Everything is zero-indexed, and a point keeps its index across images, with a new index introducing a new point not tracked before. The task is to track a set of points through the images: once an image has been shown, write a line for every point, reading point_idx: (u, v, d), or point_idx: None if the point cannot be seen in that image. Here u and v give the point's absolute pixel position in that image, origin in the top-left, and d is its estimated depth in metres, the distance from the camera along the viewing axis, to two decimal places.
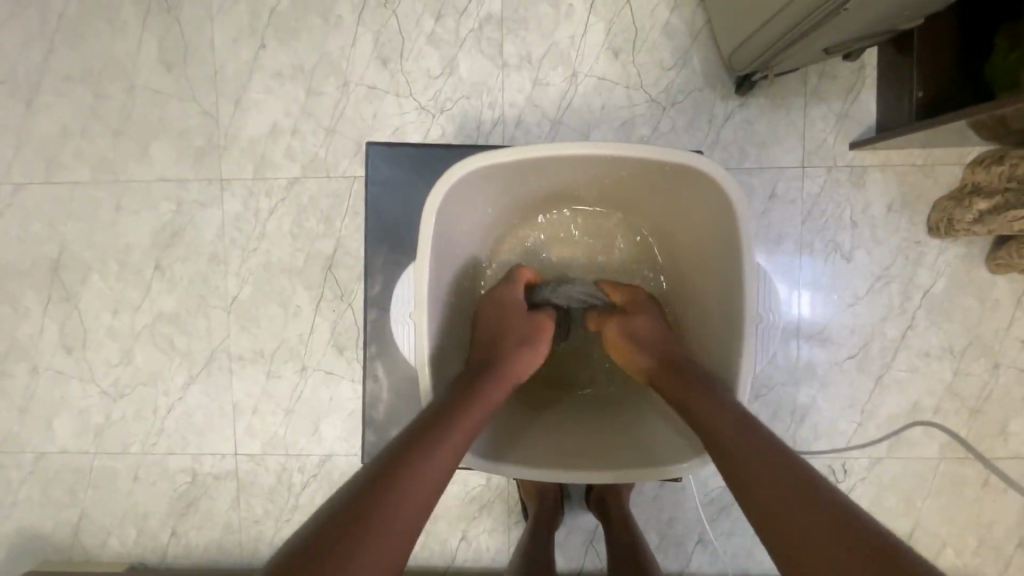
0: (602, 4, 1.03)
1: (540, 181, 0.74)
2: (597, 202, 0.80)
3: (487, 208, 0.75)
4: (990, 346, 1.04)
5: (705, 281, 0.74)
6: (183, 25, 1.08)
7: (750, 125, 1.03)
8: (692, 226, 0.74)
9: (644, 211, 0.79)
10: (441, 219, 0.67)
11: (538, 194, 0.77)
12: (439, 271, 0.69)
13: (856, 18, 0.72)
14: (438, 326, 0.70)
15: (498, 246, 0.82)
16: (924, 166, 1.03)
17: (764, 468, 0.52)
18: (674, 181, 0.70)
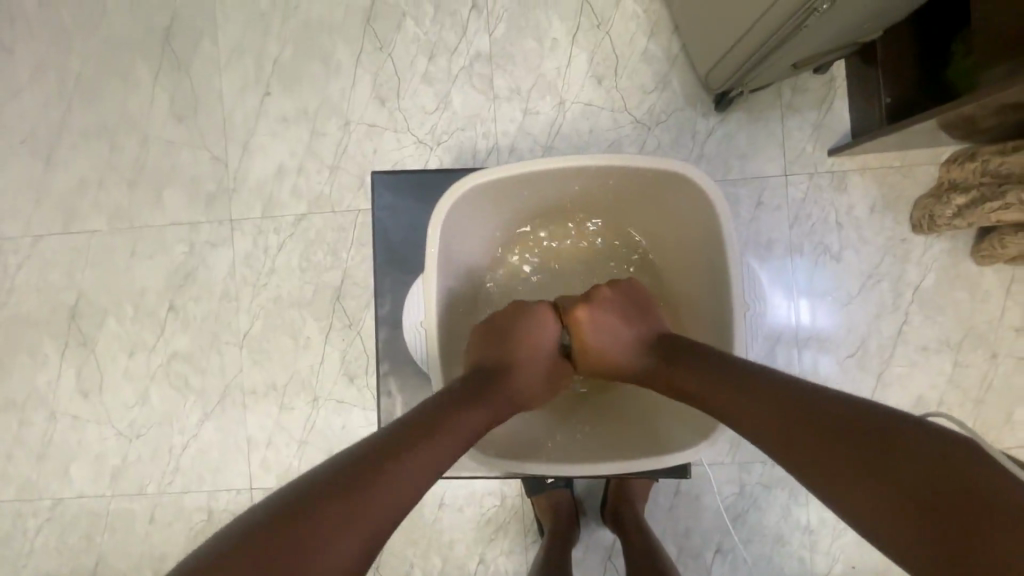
0: (584, 37, 1.10)
1: (536, 192, 0.77)
2: (591, 210, 0.84)
3: (484, 222, 0.79)
4: (986, 336, 1.06)
5: (697, 280, 0.77)
6: (193, 79, 1.16)
7: (731, 139, 1.08)
8: (681, 227, 0.77)
9: (636, 217, 0.83)
10: (446, 233, 0.71)
11: (532, 205, 0.81)
12: (447, 285, 0.73)
13: (818, 33, 0.78)
14: (445, 334, 0.73)
15: (500, 259, 0.85)
16: (902, 167, 1.08)
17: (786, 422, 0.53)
18: (660, 186, 0.74)
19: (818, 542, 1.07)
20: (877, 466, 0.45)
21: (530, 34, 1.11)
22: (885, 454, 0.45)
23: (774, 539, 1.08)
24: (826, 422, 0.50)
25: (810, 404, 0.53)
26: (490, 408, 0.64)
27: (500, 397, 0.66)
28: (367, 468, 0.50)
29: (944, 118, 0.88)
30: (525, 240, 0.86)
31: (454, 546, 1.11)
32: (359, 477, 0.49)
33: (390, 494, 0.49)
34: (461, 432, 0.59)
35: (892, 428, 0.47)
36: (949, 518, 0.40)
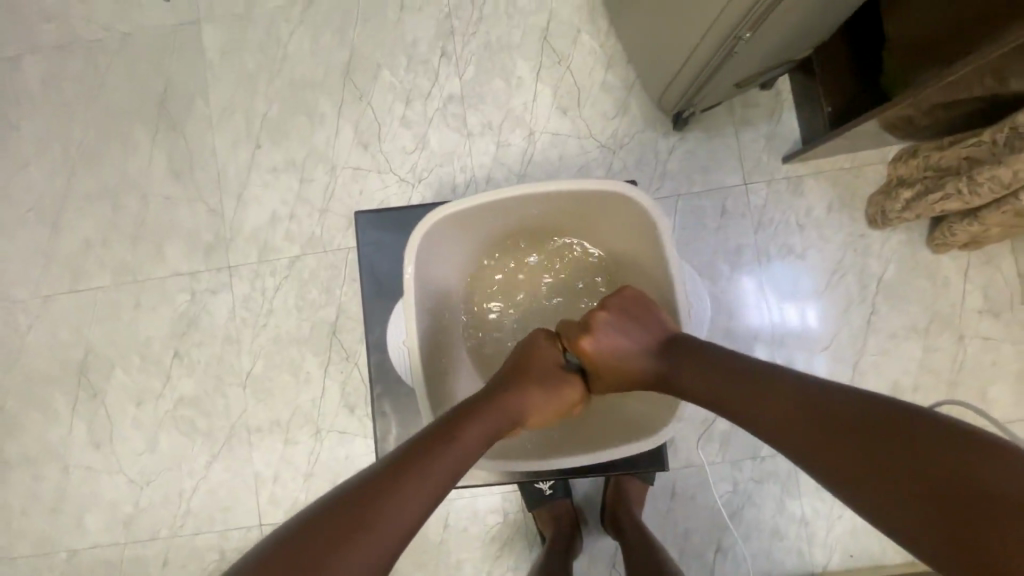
0: (547, 73, 1.19)
1: (502, 218, 0.84)
2: (557, 232, 0.90)
3: (455, 249, 0.85)
4: (951, 320, 1.12)
5: (658, 286, 0.81)
6: (188, 139, 1.24)
7: (692, 155, 1.16)
8: (637, 241, 0.82)
9: (599, 236, 0.88)
10: (420, 260, 0.77)
11: (499, 231, 0.87)
12: (425, 309, 0.79)
13: (751, 56, 0.86)
14: (428, 356, 0.78)
15: (476, 284, 0.91)
16: (853, 168, 1.15)
17: (794, 417, 0.55)
18: (612, 207, 0.80)
19: (815, 534, 1.10)
20: (880, 461, 0.46)
21: (498, 74, 1.20)
22: (888, 448, 0.46)
23: (771, 534, 1.11)
24: (837, 419, 0.51)
25: (812, 401, 0.55)
26: (486, 420, 0.66)
27: (494, 411, 0.68)
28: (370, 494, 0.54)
29: (882, 118, 0.96)
30: (499, 265, 0.91)
31: (462, 567, 1.14)
32: (359, 514, 0.52)
33: (389, 524, 0.52)
34: (456, 455, 0.61)
35: (891, 420, 0.48)
36: (953, 513, 0.41)
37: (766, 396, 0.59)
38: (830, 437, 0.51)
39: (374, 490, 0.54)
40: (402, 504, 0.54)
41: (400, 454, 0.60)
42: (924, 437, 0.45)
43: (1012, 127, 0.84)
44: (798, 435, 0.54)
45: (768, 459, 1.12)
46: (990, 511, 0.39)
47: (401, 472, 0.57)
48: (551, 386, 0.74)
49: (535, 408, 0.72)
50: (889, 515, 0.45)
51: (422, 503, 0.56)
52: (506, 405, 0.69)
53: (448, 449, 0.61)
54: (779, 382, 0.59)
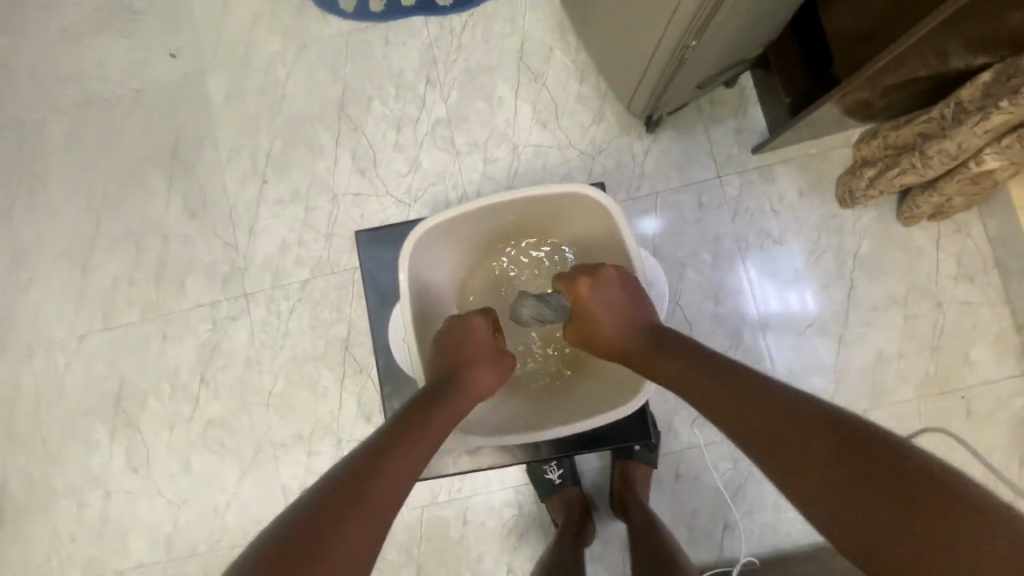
0: (525, 90, 1.28)
1: (475, 227, 0.90)
2: (530, 233, 0.96)
3: (446, 254, 0.92)
4: (928, 288, 1.17)
5: (623, 272, 0.87)
6: (201, 180, 1.34)
7: (666, 154, 1.24)
8: (604, 233, 0.88)
9: (567, 232, 0.94)
10: (413, 265, 0.84)
11: (485, 235, 0.94)
12: (420, 309, 0.86)
13: (704, 59, 0.94)
14: (426, 354, 0.85)
15: (462, 290, 0.97)
16: (820, 154, 1.22)
17: (760, 419, 0.56)
18: (583, 207, 0.86)
19: None
20: (849, 476, 0.48)
21: (480, 95, 1.29)
22: (858, 464, 0.48)
23: (774, 507, 1.15)
24: (807, 425, 0.53)
25: (809, 419, 0.53)
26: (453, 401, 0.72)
27: (459, 393, 0.73)
28: (362, 473, 0.57)
29: (837, 102, 1.02)
30: (481, 270, 0.98)
31: (482, 560, 1.20)
32: (354, 492, 0.55)
33: (381, 495, 0.56)
34: (431, 432, 0.67)
35: (861, 438, 0.49)
36: (915, 532, 0.43)
37: (757, 409, 0.57)
38: (822, 463, 0.50)
39: (365, 469, 0.58)
40: (389, 477, 0.58)
41: (382, 436, 0.64)
42: (934, 484, 0.44)
43: (956, 101, 0.91)
44: (785, 455, 0.53)
45: None
46: (952, 535, 0.41)
47: (387, 454, 0.61)
48: (490, 359, 0.80)
49: (486, 386, 0.78)
50: (851, 527, 0.46)
51: (405, 474, 0.60)
52: (468, 386, 0.75)
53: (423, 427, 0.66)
54: (759, 388, 0.59)
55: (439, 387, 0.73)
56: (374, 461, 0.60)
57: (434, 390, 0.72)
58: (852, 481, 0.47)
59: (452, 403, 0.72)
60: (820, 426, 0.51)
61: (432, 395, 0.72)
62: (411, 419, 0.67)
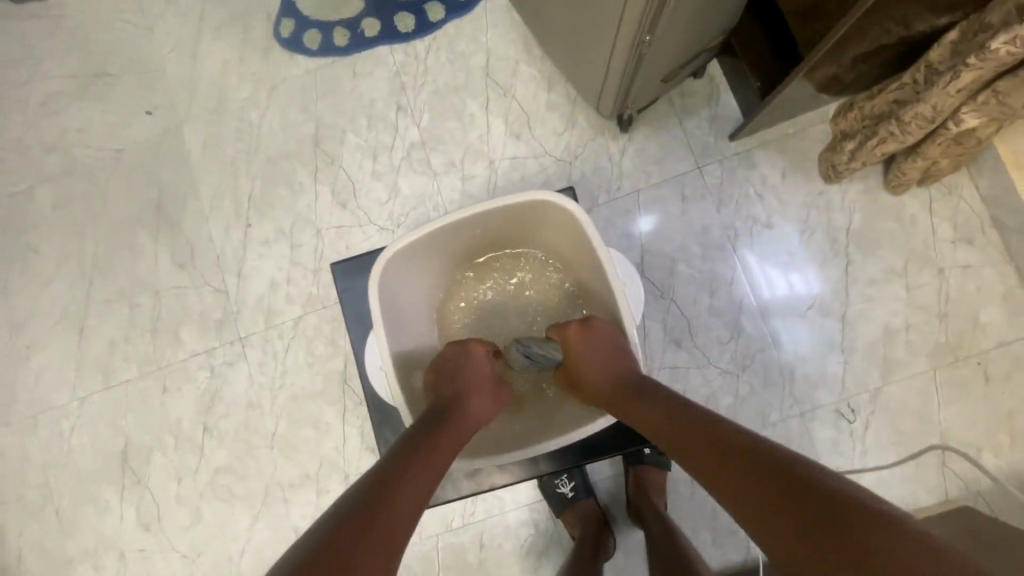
0: (495, 105, 1.28)
1: (446, 245, 0.89)
2: (503, 245, 0.95)
3: (418, 275, 0.90)
4: (927, 255, 1.14)
5: (597, 277, 0.86)
6: (186, 230, 1.35)
7: (643, 151, 1.23)
8: (574, 242, 0.87)
9: (540, 240, 0.92)
10: (385, 285, 0.83)
11: (457, 253, 0.93)
12: (396, 331, 0.84)
13: (663, 53, 0.93)
14: (403, 377, 0.83)
15: (443, 311, 0.95)
16: (798, 132, 1.20)
17: (717, 457, 0.57)
18: (551, 217, 0.86)
19: None
20: (786, 513, 0.48)
21: (451, 115, 1.29)
22: (797, 503, 0.48)
23: None
24: (759, 464, 0.53)
25: (758, 460, 0.53)
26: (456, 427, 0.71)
27: (461, 418, 0.73)
28: (375, 494, 0.55)
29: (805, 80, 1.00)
30: (459, 288, 0.96)
31: None
32: (367, 512, 0.53)
33: (403, 507, 0.56)
34: (444, 448, 0.67)
35: (805, 479, 0.49)
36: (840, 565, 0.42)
37: (718, 447, 0.58)
38: (764, 501, 0.50)
39: (377, 492, 0.56)
40: (408, 488, 0.58)
41: (388, 459, 0.62)
42: (867, 524, 0.43)
43: (926, 64, 0.90)
44: (733, 493, 0.53)
45: (779, 424, 1.13)
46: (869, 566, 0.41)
47: (395, 477, 0.59)
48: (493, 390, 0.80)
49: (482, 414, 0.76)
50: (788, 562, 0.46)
51: (424, 489, 0.60)
52: (469, 411, 0.75)
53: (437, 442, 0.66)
54: (719, 429, 0.60)
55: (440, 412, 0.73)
56: (385, 482, 0.58)
57: (436, 416, 0.72)
58: (794, 523, 0.47)
59: (456, 428, 0.71)
60: (771, 465, 0.52)
61: (435, 421, 0.71)
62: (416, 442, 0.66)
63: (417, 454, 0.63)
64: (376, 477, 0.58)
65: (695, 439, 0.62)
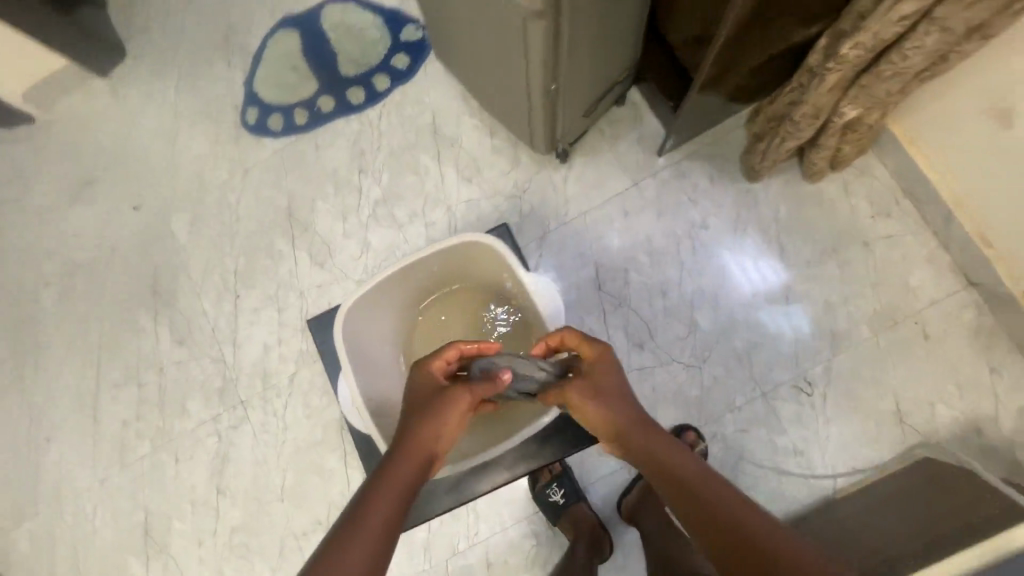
0: (446, 155, 1.42)
1: (398, 289, 1.00)
2: (448, 281, 1.05)
3: (379, 315, 1.01)
4: (852, 232, 1.25)
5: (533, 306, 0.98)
6: (182, 309, 1.47)
7: (583, 177, 1.35)
8: (510, 275, 0.99)
9: (479, 273, 1.03)
10: (349, 331, 0.94)
11: (411, 292, 1.03)
12: (363, 370, 0.95)
13: (574, 94, 1.07)
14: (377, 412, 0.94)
15: (403, 347, 1.05)
16: (718, 140, 1.33)
17: (718, 511, 0.66)
18: (487, 255, 0.97)
19: (812, 460, 1.19)
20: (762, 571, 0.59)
21: (408, 170, 1.43)
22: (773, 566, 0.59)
23: (774, 473, 1.19)
24: (756, 529, 0.63)
25: (750, 526, 0.63)
26: (424, 452, 0.73)
27: (427, 441, 0.74)
28: (348, 532, 0.63)
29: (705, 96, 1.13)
30: (416, 322, 1.07)
31: None
32: (336, 553, 0.60)
33: (364, 543, 0.62)
34: (406, 478, 0.70)
35: (786, 552, 0.60)
36: None
37: (720, 503, 0.67)
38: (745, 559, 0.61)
39: (347, 533, 0.63)
40: (372, 524, 0.64)
41: (364, 495, 0.68)
42: None
43: (808, 69, 1.01)
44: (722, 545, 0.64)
45: (745, 407, 1.22)
46: None
47: (369, 512, 0.65)
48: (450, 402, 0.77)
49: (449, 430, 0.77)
50: None
51: (388, 524, 0.65)
52: (435, 433, 0.75)
53: (397, 473, 0.70)
54: (724, 489, 0.69)
55: (407, 439, 0.74)
56: (357, 518, 0.64)
57: (406, 442, 0.74)
58: None
59: (423, 451, 0.73)
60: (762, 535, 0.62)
61: (405, 449, 0.74)
62: (386, 475, 0.70)
63: (380, 489, 0.68)
64: (348, 516, 0.65)
65: (706, 494, 0.68)
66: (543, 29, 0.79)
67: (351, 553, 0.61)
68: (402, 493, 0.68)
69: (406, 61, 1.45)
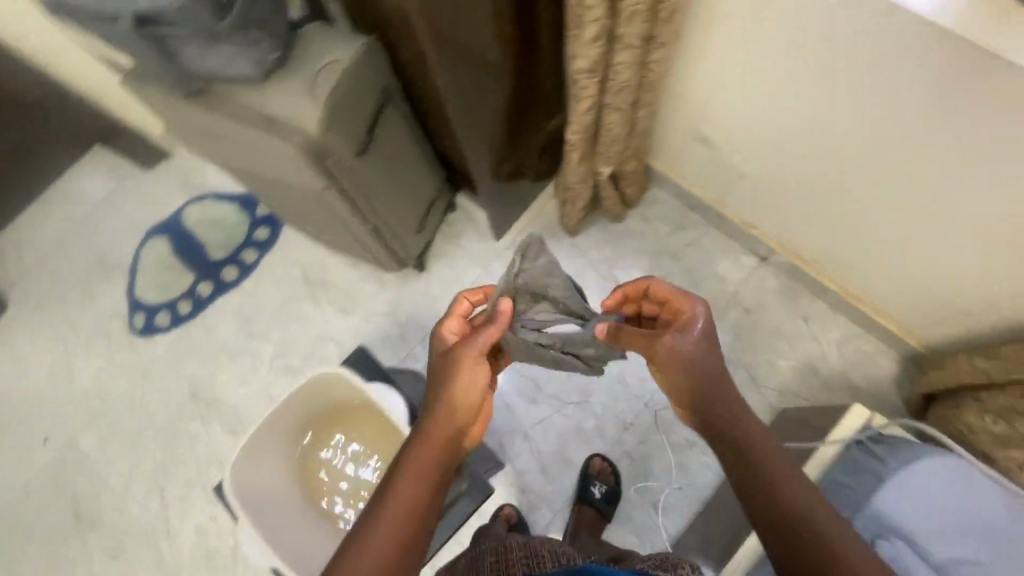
0: (323, 296, 1.59)
1: (277, 435, 1.17)
2: (313, 418, 1.22)
3: (269, 463, 1.17)
4: (663, 250, 1.51)
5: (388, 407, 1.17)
6: (110, 523, 1.49)
7: (442, 277, 1.56)
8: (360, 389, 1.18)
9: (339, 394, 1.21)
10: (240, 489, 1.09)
11: (290, 432, 1.20)
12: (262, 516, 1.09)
13: (395, 224, 1.28)
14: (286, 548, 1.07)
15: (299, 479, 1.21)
16: (539, 212, 1.59)
17: (778, 477, 0.66)
18: (336, 380, 1.17)
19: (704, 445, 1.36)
20: (794, 536, 0.62)
21: (293, 320, 1.59)
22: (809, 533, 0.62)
23: (678, 468, 1.35)
24: (810, 504, 0.64)
25: (806, 500, 0.64)
26: (443, 433, 0.74)
27: (445, 424, 0.75)
28: (370, 513, 0.68)
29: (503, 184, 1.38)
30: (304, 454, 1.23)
31: None
32: (353, 535, 0.67)
33: (390, 524, 0.66)
34: (429, 455, 0.72)
35: (824, 524, 0.62)
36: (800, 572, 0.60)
37: (780, 472, 0.67)
38: (782, 516, 0.64)
39: (371, 515, 0.68)
40: (398, 502, 0.68)
41: (388, 475, 0.71)
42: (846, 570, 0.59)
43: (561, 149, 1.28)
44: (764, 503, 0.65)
45: (636, 421, 1.39)
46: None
47: (390, 493, 0.69)
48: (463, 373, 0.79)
49: (467, 404, 0.77)
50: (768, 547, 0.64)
51: (412, 502, 0.68)
52: (452, 420, 0.75)
53: (422, 445, 0.73)
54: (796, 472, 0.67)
55: (429, 420, 0.75)
56: (379, 500, 0.69)
57: (430, 421, 0.75)
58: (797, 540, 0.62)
59: (442, 432, 0.74)
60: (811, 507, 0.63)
61: (427, 429, 0.75)
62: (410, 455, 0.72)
63: (406, 464, 0.71)
64: (382, 488, 0.70)
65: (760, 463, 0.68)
66: (332, 193, 1.01)
67: (370, 539, 0.65)
68: (420, 477, 0.70)
69: (266, 231, 1.65)
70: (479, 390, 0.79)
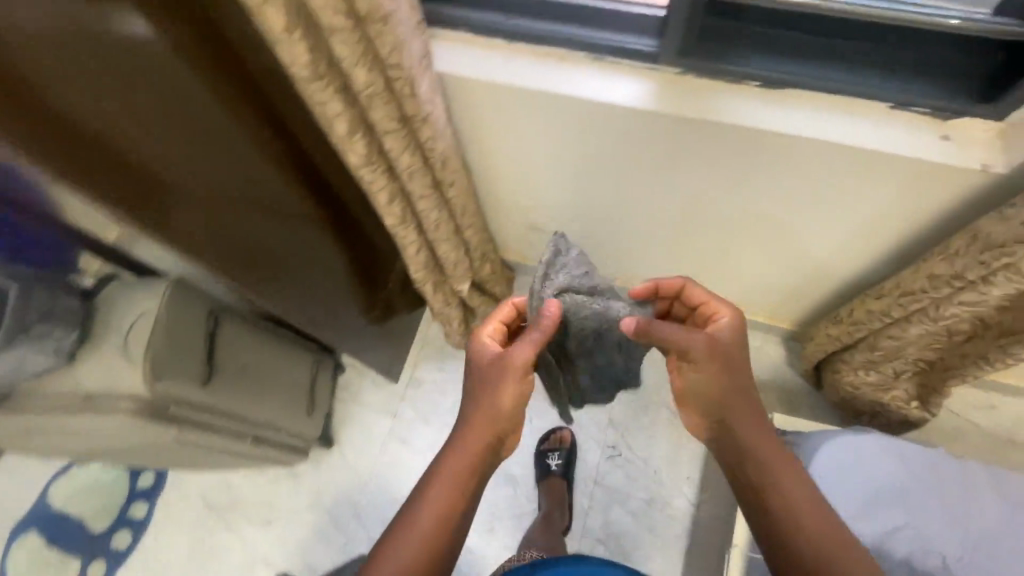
0: (236, 519, 1.44)
1: None
2: None
3: None
4: None
5: None
6: None
7: (355, 443, 1.49)
8: None
9: None
10: None
11: None
12: None
13: (274, 423, 1.20)
14: None
15: None
16: (425, 338, 1.59)
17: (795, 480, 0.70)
18: None
19: (663, 499, 1.36)
20: (806, 542, 0.66)
21: (212, 560, 1.42)
22: (814, 538, 0.66)
23: (651, 533, 1.34)
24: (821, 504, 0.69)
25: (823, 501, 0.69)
26: (479, 440, 0.72)
27: (480, 422, 0.73)
28: (399, 520, 0.69)
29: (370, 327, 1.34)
30: None
31: None
32: (380, 549, 0.67)
33: (428, 526, 0.68)
34: (469, 468, 0.71)
35: (838, 529, 0.67)
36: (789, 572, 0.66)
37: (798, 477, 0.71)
38: (793, 523, 0.68)
39: (405, 516, 0.69)
40: (441, 498, 0.69)
41: (422, 481, 0.72)
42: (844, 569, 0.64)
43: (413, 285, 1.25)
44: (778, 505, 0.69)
45: (592, 506, 1.38)
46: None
47: (421, 500, 0.70)
48: (505, 371, 0.73)
49: (505, 401, 0.73)
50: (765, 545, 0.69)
51: (446, 514, 0.69)
52: (483, 428, 0.72)
53: (454, 461, 0.72)
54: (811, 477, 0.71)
55: (466, 416, 0.74)
56: (410, 509, 0.70)
57: (468, 419, 0.74)
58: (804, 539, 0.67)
59: (475, 436, 0.72)
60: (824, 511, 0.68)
61: (465, 423, 0.74)
62: (443, 462, 0.72)
63: (445, 465, 0.71)
64: (419, 487, 0.71)
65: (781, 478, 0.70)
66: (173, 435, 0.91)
67: (394, 553, 0.66)
68: (452, 493, 0.70)
69: (148, 477, 1.49)
70: (518, 407, 0.74)
